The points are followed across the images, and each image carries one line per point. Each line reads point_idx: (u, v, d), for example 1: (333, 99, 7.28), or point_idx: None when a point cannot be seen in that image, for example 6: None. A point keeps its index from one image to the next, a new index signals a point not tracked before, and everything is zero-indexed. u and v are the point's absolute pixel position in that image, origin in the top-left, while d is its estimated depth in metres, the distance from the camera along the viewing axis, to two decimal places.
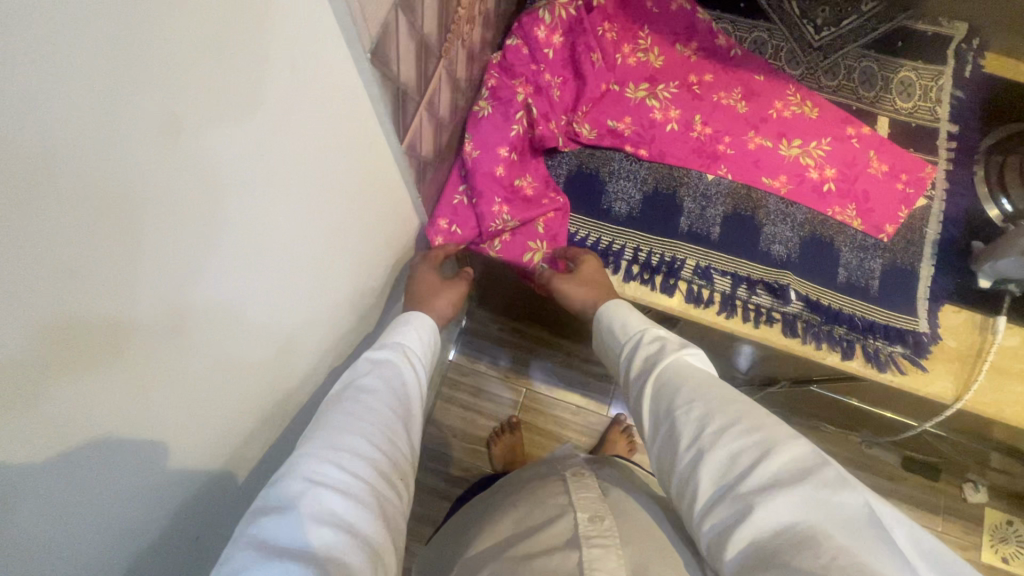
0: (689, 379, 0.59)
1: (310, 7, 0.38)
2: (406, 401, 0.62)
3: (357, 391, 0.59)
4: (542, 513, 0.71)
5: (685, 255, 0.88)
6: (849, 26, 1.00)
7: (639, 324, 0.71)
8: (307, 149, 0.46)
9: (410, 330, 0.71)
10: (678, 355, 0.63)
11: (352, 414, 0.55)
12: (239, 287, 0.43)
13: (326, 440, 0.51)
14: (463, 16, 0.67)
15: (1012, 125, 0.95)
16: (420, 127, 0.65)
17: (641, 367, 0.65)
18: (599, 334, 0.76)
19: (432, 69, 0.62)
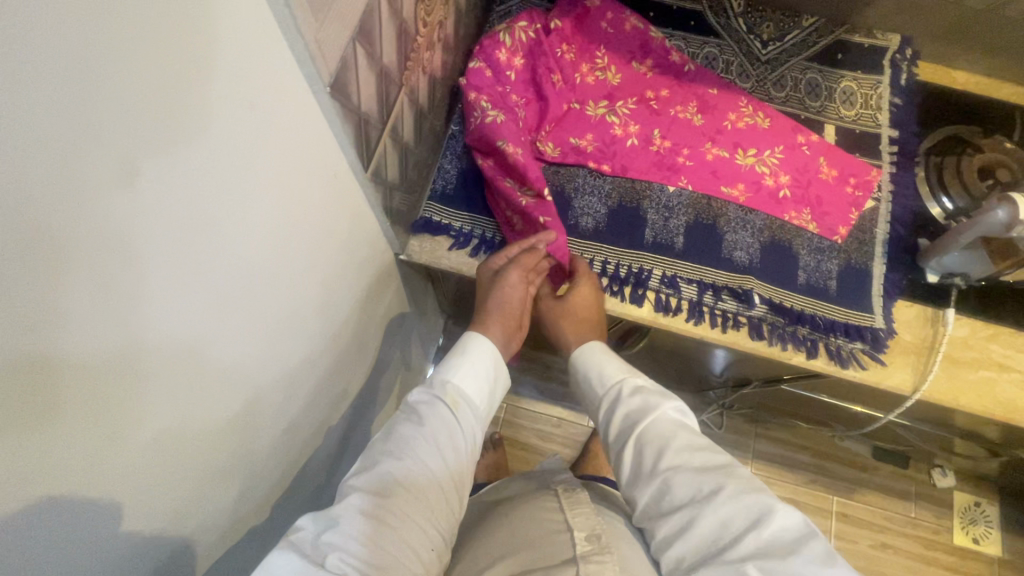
0: (668, 438, 0.63)
1: (253, 41, 0.38)
2: (450, 452, 0.66)
3: (404, 438, 0.64)
4: (539, 527, 0.73)
5: (652, 266, 0.90)
6: (792, 41, 1.06)
7: (621, 370, 0.73)
8: (265, 180, 0.45)
9: (467, 366, 0.73)
10: (653, 409, 0.67)
11: (394, 466, 0.61)
12: (208, 333, 0.43)
13: (366, 495, 0.58)
14: (422, 44, 0.68)
15: (948, 128, 1.02)
16: (384, 152, 0.65)
17: (622, 425, 0.68)
18: (578, 370, 0.78)
19: (394, 97, 0.63)
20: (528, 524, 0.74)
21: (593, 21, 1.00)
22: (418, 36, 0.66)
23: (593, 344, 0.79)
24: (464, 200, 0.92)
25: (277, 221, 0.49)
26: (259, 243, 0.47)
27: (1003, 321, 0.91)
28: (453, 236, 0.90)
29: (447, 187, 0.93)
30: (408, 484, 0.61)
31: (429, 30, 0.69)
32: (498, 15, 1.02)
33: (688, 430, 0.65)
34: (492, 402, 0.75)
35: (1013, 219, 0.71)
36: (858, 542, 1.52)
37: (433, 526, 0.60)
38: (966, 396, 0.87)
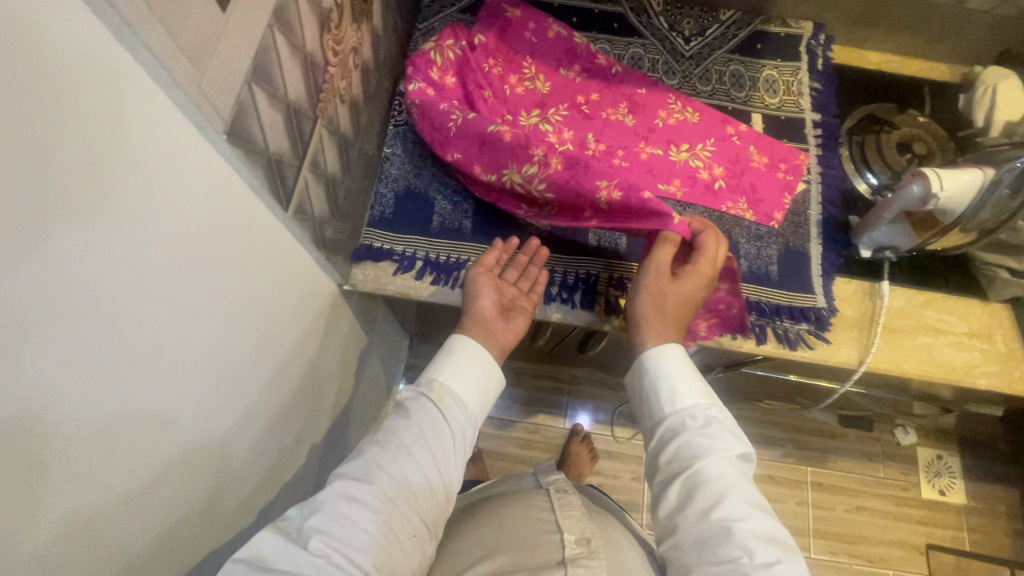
0: (731, 490, 0.68)
1: (141, 107, 0.36)
2: (436, 447, 0.69)
3: (390, 433, 0.69)
4: (532, 530, 0.75)
5: (599, 270, 0.91)
6: (713, 35, 1.08)
7: (700, 396, 0.75)
8: (172, 241, 0.43)
9: (456, 367, 0.76)
10: (719, 448, 0.71)
11: (379, 460, 0.66)
12: (140, 385, 0.43)
13: (353, 486, 0.63)
14: (335, 75, 0.66)
15: (865, 107, 1.06)
16: (306, 188, 0.63)
17: (684, 452, 0.72)
18: (655, 366, 0.77)
19: (309, 132, 0.61)
20: (519, 527, 0.76)
21: (516, 32, 1.00)
22: (330, 68, 0.64)
23: (678, 348, 0.78)
24: (405, 222, 0.90)
25: (197, 278, 0.47)
26: (179, 304, 0.46)
27: (935, 287, 0.96)
28: (397, 260, 0.89)
29: (385, 212, 0.91)
30: (392, 478, 0.64)
31: (341, 60, 0.68)
32: (421, 33, 1.01)
33: (739, 474, 0.70)
34: (486, 399, 0.77)
35: (928, 194, 0.75)
36: (835, 508, 1.57)
37: (414, 517, 0.64)
38: (907, 364, 0.91)
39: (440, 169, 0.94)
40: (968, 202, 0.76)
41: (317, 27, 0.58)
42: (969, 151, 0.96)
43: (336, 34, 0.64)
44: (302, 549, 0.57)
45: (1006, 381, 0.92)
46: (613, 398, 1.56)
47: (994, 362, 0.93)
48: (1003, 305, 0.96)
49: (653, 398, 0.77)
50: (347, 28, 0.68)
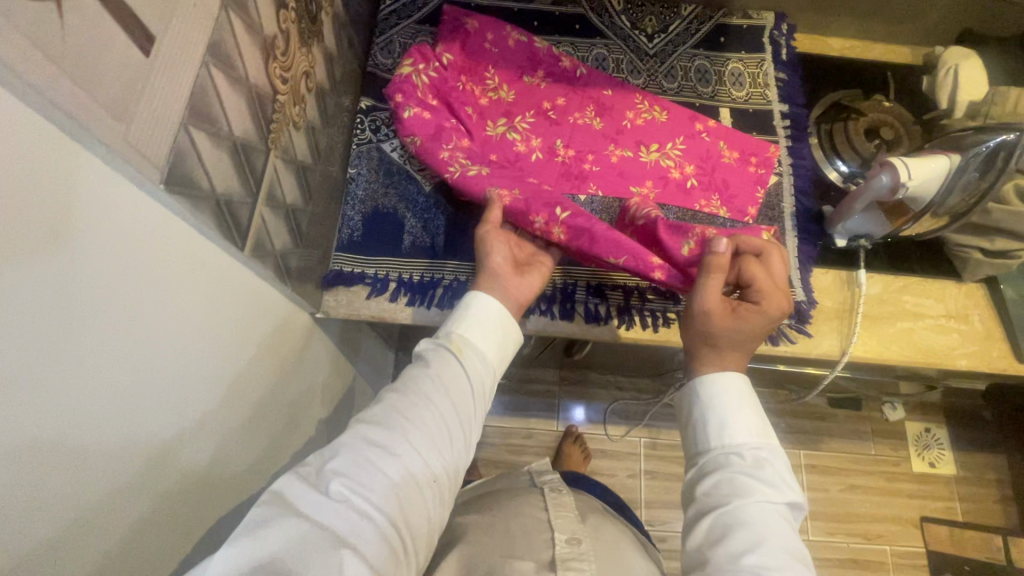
0: (773, 542, 0.59)
1: (67, 165, 0.33)
2: (459, 399, 0.66)
3: (412, 383, 0.65)
4: (527, 530, 0.74)
5: (576, 279, 0.89)
6: (676, 31, 1.07)
7: (754, 433, 0.67)
8: (127, 287, 0.40)
9: (475, 321, 0.73)
10: (764, 492, 0.62)
11: (400, 408, 0.62)
12: (115, 383, 0.41)
13: (375, 433, 0.59)
14: (286, 103, 0.64)
15: (832, 94, 1.06)
16: (264, 222, 0.61)
17: (725, 488, 0.63)
18: (705, 399, 0.70)
19: (262, 166, 0.59)
20: (513, 527, 0.74)
21: (476, 41, 0.98)
22: (279, 97, 0.62)
23: (739, 382, 0.70)
24: (375, 244, 0.88)
25: (156, 326, 0.44)
26: (143, 347, 0.43)
27: (911, 271, 0.96)
28: (369, 283, 0.87)
29: (353, 235, 0.88)
30: (416, 427, 0.61)
31: (291, 86, 0.65)
32: (378, 48, 0.99)
33: (785, 524, 0.61)
34: (503, 357, 0.74)
35: (897, 182, 0.74)
36: (830, 489, 1.59)
37: (436, 465, 0.61)
38: (889, 351, 0.91)
39: (407, 186, 0.92)
40: (937, 187, 0.76)
41: (261, 57, 0.56)
42: (935, 137, 0.96)
43: (283, 61, 0.62)
44: (321, 494, 0.53)
45: (985, 360, 0.92)
46: (604, 397, 1.56)
47: (973, 343, 0.93)
48: (978, 284, 0.96)
49: (699, 428, 0.69)
50: (296, 52, 0.65)
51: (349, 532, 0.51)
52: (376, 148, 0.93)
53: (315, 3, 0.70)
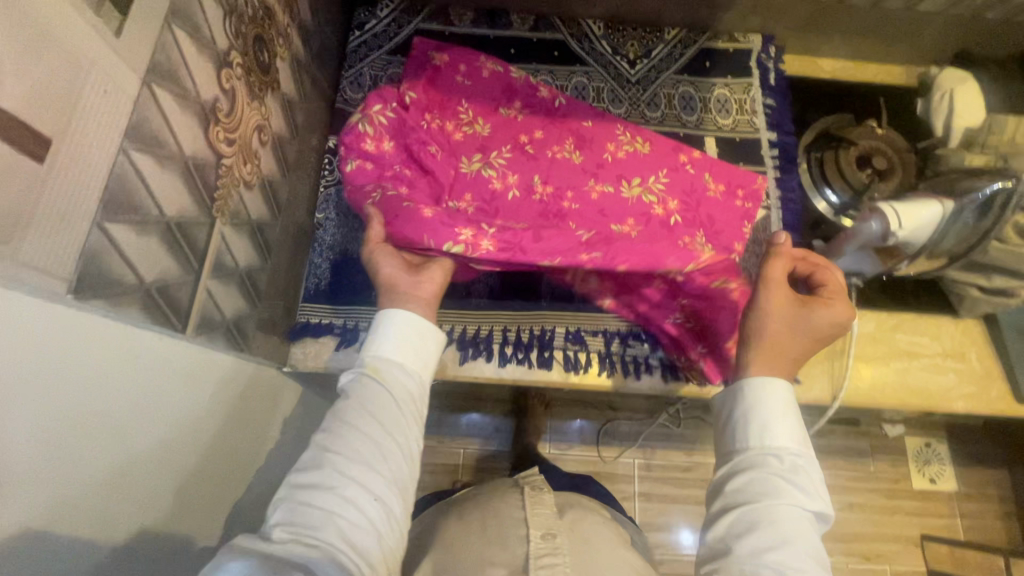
0: (800, 551, 0.53)
1: None
2: (386, 416, 0.62)
3: (337, 415, 0.62)
4: (505, 525, 0.72)
5: (555, 325, 0.86)
6: (659, 56, 1.02)
7: (797, 437, 0.60)
8: (36, 387, 0.36)
9: (392, 336, 0.67)
10: (797, 498, 0.57)
11: (327, 443, 0.59)
12: (47, 501, 0.37)
13: (305, 475, 0.57)
14: (234, 165, 0.60)
15: (822, 119, 1.01)
16: (208, 295, 0.57)
17: (754, 485, 0.58)
18: (749, 399, 0.63)
19: (205, 239, 0.55)
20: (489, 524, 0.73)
21: (447, 76, 0.94)
22: (224, 161, 0.58)
23: (780, 390, 0.62)
24: (344, 292, 0.84)
25: (86, 432, 0.40)
26: (71, 460, 0.39)
27: (906, 308, 0.92)
28: (338, 334, 0.83)
29: (321, 283, 0.85)
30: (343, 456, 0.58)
31: (241, 145, 0.61)
32: (348, 82, 0.95)
33: (816, 543, 0.55)
34: (431, 359, 0.69)
35: (887, 229, 0.70)
36: (829, 507, 1.54)
37: (376, 485, 0.58)
38: (883, 394, 0.88)
39: None
40: (930, 233, 0.72)
41: (197, 126, 0.52)
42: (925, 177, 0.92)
43: (229, 123, 0.58)
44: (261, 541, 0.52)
45: (984, 402, 0.89)
46: (596, 416, 1.51)
47: (972, 383, 0.90)
48: (975, 321, 0.93)
49: (732, 424, 0.63)
50: (244, 109, 0.62)
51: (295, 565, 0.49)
52: (346, 189, 0.89)
53: (267, 53, 0.66)
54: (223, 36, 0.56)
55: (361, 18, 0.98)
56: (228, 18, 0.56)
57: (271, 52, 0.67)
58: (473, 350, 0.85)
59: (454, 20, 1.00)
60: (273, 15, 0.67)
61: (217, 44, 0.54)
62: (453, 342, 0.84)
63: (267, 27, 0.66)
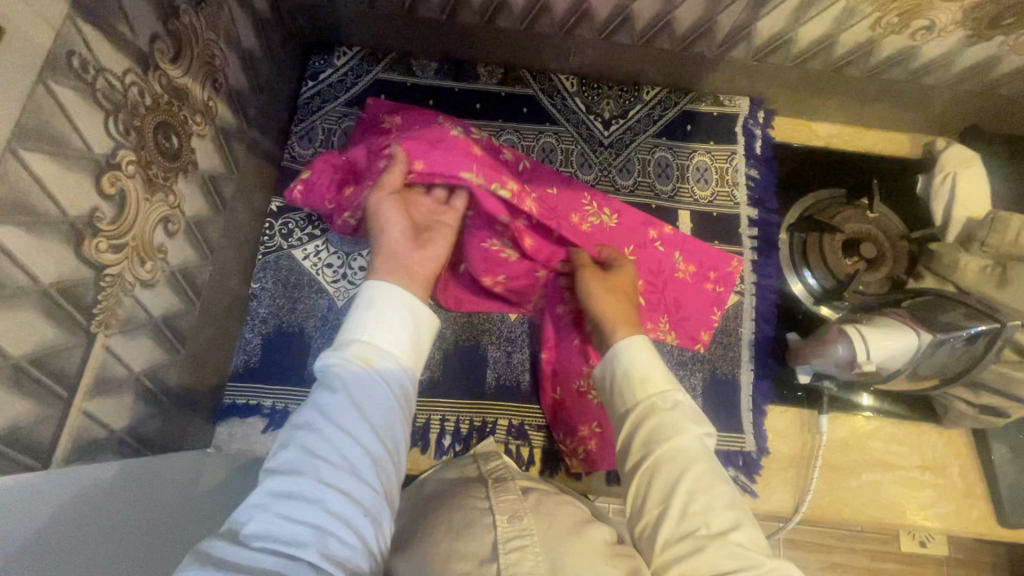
0: (702, 472, 0.53)
1: None
2: (377, 413, 0.52)
3: (318, 411, 0.51)
4: (457, 515, 0.54)
5: (497, 418, 0.81)
6: (637, 117, 0.95)
7: (664, 376, 0.61)
8: None
9: (380, 317, 0.58)
10: (683, 427, 0.56)
11: (311, 443, 0.49)
12: None
13: (286, 478, 0.46)
14: (122, 271, 0.54)
15: (812, 194, 0.93)
16: (85, 419, 0.53)
17: (646, 435, 0.57)
18: (622, 357, 0.63)
19: (77, 364, 0.51)
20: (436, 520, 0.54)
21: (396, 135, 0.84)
22: (107, 272, 0.52)
23: (641, 343, 0.64)
24: (276, 372, 0.80)
25: None
26: None
27: (884, 414, 0.85)
28: (266, 416, 0.79)
29: (251, 361, 0.80)
30: (332, 456, 0.48)
31: (134, 247, 0.56)
32: (297, 137, 0.89)
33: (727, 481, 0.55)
34: (423, 343, 0.60)
35: (854, 359, 0.63)
36: None
37: (368, 494, 0.48)
38: (850, 508, 0.81)
39: (318, 301, 0.83)
40: (902, 364, 0.64)
41: (64, 248, 0.47)
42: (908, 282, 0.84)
43: (114, 231, 0.52)
44: (240, 550, 0.42)
45: (962, 523, 0.82)
46: None
47: (949, 501, 0.82)
48: (960, 431, 0.85)
49: (613, 393, 0.62)
50: (143, 204, 0.56)
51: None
52: (286, 256, 0.84)
53: (176, 137, 0.60)
54: (104, 140, 0.50)
55: (316, 66, 0.91)
56: (112, 120, 0.50)
57: (182, 134, 0.61)
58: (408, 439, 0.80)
59: (417, 70, 0.93)
60: (186, 94, 0.61)
61: (94, 151, 0.49)
62: None
63: (177, 109, 0.60)
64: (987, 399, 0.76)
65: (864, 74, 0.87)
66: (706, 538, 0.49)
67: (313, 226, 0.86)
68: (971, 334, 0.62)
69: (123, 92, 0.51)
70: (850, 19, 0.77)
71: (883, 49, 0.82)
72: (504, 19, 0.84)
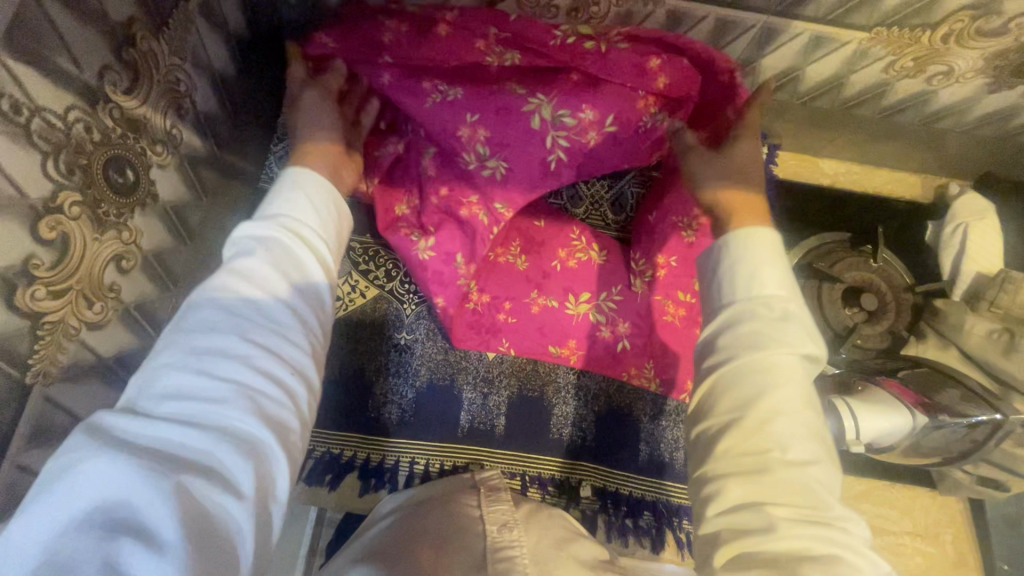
0: (793, 394, 0.43)
1: None
2: (299, 284, 0.47)
3: (230, 274, 0.44)
4: (451, 522, 0.54)
5: (469, 462, 0.78)
6: None
7: (778, 280, 0.48)
8: None
9: (296, 196, 0.51)
10: (787, 339, 0.45)
11: (224, 307, 0.42)
12: None
13: (194, 339, 0.40)
14: (64, 317, 0.51)
15: (816, 237, 0.87)
16: (20, 474, 0.50)
17: (735, 339, 0.46)
18: (729, 256, 0.51)
19: (10, 418, 0.48)
20: (426, 528, 0.54)
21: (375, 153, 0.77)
22: (46, 320, 0.49)
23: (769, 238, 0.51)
24: None
25: None
26: None
27: (877, 476, 0.80)
28: None
29: None
30: (250, 322, 0.42)
31: (81, 290, 0.53)
32: (275, 158, 0.86)
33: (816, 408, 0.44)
34: (339, 232, 0.54)
35: (843, 439, 0.59)
36: None
37: (287, 357, 0.43)
38: None
39: None
40: (893, 441, 0.61)
41: None
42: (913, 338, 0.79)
43: (53, 276, 0.49)
44: (140, 421, 0.36)
45: None
46: None
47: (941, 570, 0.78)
48: (955, 497, 0.81)
49: (711, 284, 0.51)
50: (92, 243, 0.53)
51: (200, 454, 0.36)
52: None
53: (131, 170, 0.57)
54: (42, 183, 0.47)
55: None
56: (51, 161, 0.47)
57: (139, 166, 0.58)
58: (376, 480, 0.77)
59: None
60: (143, 124, 0.58)
61: (28, 196, 0.46)
62: (356, 471, 0.77)
63: (133, 141, 0.57)
64: (985, 472, 0.71)
65: (875, 115, 0.82)
66: (775, 464, 0.41)
67: None
68: (973, 421, 0.58)
69: (65, 131, 0.48)
70: (862, 60, 0.72)
71: (895, 92, 0.77)
72: None
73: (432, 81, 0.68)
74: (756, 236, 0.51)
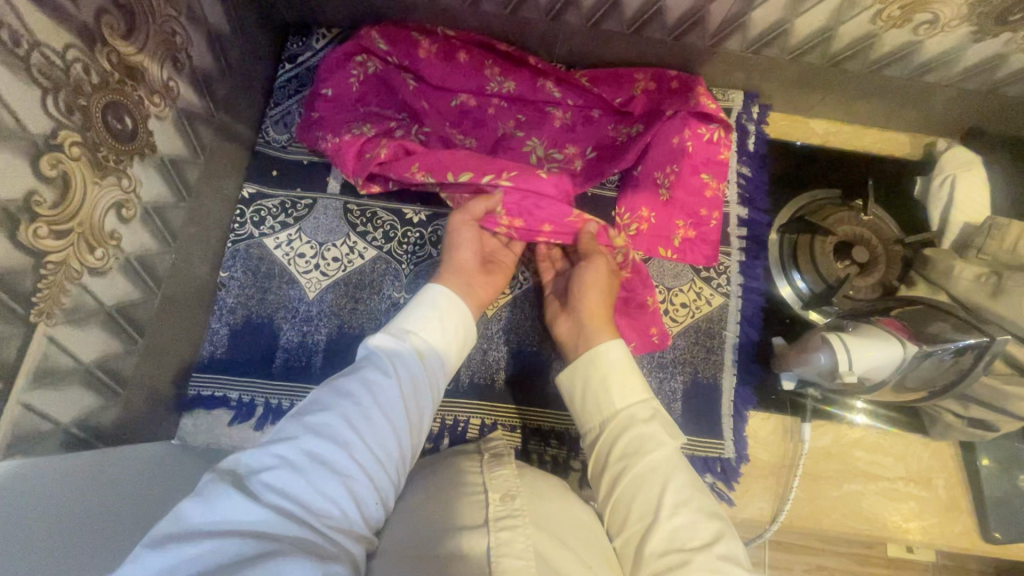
0: (680, 485, 0.53)
1: None
2: (414, 405, 0.54)
3: (364, 384, 0.52)
4: (454, 482, 0.51)
5: (468, 416, 0.79)
6: None
7: (636, 390, 0.62)
8: None
9: (429, 316, 0.62)
10: (659, 439, 0.57)
11: (350, 414, 0.49)
12: None
13: (317, 441, 0.46)
14: (66, 258, 0.52)
15: (808, 193, 0.90)
16: (25, 412, 0.51)
17: (623, 450, 0.57)
18: (593, 370, 0.64)
19: (15, 353, 0.48)
20: (440, 490, 0.50)
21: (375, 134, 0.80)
22: (49, 259, 0.50)
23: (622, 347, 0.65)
24: (240, 365, 0.77)
25: None
26: None
27: (869, 424, 0.82)
28: (233, 409, 0.76)
29: (216, 352, 0.77)
30: (367, 437, 0.48)
31: (82, 233, 0.53)
32: (272, 122, 0.86)
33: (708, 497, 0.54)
34: (455, 356, 0.62)
35: (835, 368, 0.61)
36: None
37: (384, 482, 0.48)
38: (831, 517, 0.79)
39: (289, 292, 0.80)
40: (885, 373, 0.62)
41: None
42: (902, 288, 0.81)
43: (55, 216, 0.49)
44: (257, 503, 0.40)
45: (946, 537, 0.79)
46: None
47: (933, 513, 0.80)
48: (947, 443, 0.83)
49: (591, 403, 0.62)
50: (94, 187, 0.54)
51: (296, 543, 0.39)
52: (257, 244, 0.81)
53: (129, 118, 0.58)
54: (42, 119, 0.47)
55: (293, 49, 0.88)
56: (51, 99, 0.48)
57: (138, 115, 0.59)
58: None
59: None
60: (141, 74, 0.59)
61: (28, 130, 0.46)
62: None
63: (131, 89, 0.57)
64: (973, 412, 0.73)
65: (863, 70, 0.84)
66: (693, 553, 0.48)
67: (286, 215, 0.83)
68: (959, 346, 0.60)
69: (64, 69, 0.49)
70: (849, 10, 0.73)
71: (883, 45, 0.78)
72: (487, 3, 0.81)
73: (449, 107, 0.85)
74: (613, 351, 0.64)
